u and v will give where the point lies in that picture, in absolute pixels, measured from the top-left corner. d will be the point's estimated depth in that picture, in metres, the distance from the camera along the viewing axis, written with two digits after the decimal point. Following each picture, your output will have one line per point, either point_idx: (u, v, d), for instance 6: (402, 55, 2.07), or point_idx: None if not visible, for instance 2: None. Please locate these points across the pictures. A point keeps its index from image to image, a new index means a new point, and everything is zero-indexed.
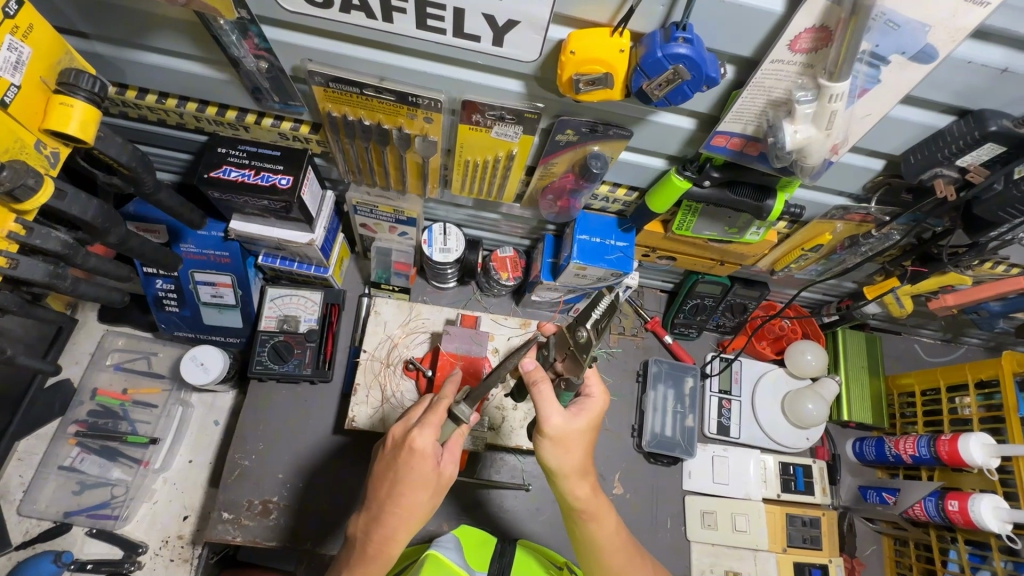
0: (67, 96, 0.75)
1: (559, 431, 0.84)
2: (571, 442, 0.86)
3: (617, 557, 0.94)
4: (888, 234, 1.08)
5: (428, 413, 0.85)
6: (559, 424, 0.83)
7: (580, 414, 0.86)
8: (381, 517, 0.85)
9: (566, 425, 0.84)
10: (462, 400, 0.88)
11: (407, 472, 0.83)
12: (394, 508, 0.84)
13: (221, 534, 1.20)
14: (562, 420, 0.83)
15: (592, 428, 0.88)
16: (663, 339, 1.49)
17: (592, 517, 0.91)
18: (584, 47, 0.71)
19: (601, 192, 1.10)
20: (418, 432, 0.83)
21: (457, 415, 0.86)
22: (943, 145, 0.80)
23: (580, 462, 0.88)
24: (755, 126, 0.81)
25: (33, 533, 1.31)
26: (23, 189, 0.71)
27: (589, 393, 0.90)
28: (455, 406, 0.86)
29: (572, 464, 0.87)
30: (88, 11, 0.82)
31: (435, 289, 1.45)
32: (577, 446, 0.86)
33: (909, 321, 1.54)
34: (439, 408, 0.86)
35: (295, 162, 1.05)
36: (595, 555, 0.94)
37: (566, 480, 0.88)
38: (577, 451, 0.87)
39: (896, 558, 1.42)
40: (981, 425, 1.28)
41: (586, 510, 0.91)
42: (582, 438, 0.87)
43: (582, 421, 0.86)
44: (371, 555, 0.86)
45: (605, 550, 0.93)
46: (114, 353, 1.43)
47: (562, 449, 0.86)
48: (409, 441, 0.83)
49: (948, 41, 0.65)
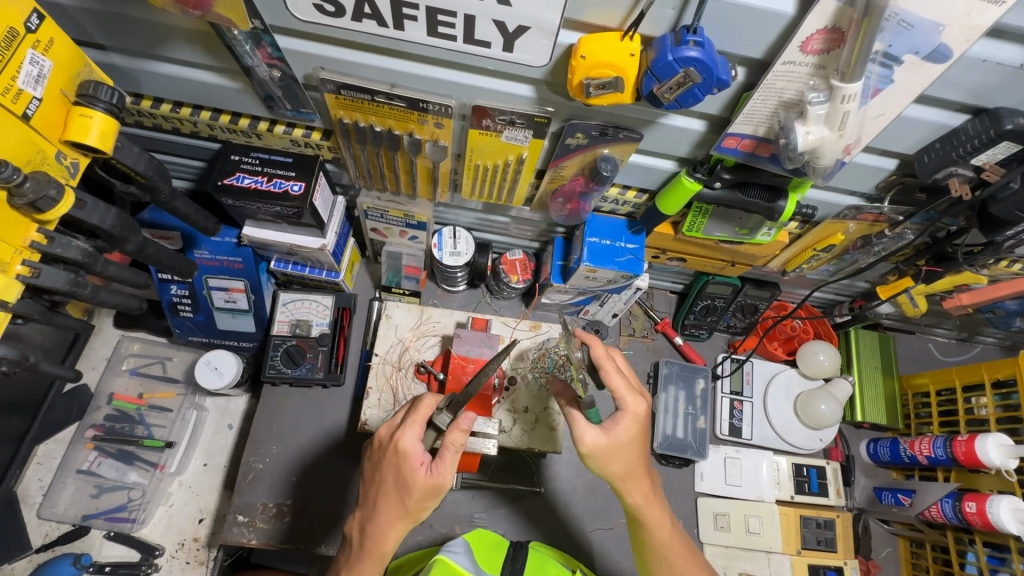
0: (86, 107, 0.76)
1: (596, 448, 0.86)
2: (624, 450, 0.88)
3: (679, 563, 0.94)
4: (901, 233, 1.07)
5: (412, 415, 0.88)
6: (592, 442, 0.86)
7: (618, 426, 0.87)
8: (374, 514, 0.88)
9: (604, 440, 0.86)
10: (445, 410, 0.89)
11: (394, 471, 0.86)
12: (385, 504, 0.88)
13: (237, 537, 1.21)
14: (597, 435, 0.86)
15: (637, 435, 0.89)
16: (674, 340, 1.48)
17: (651, 520, 0.93)
18: (594, 51, 0.71)
19: (611, 194, 1.10)
20: (401, 432, 0.86)
21: (439, 424, 0.87)
22: (958, 144, 0.80)
23: (632, 468, 0.90)
24: (767, 127, 0.81)
25: (52, 536, 1.33)
26: (46, 199, 0.73)
27: (624, 404, 0.88)
28: (437, 414, 0.87)
29: (625, 471, 0.89)
30: (106, 23, 0.84)
31: (445, 293, 1.46)
32: (625, 453, 0.88)
33: (923, 320, 1.53)
34: (424, 410, 0.89)
35: (307, 168, 1.06)
36: (661, 563, 0.94)
37: (624, 484, 0.90)
38: (629, 454, 0.89)
39: (912, 560, 1.40)
40: (998, 426, 1.27)
41: (643, 514, 0.92)
42: (633, 445, 0.89)
43: (622, 433, 0.87)
44: (366, 552, 0.88)
45: (670, 552, 0.94)
46: (130, 358, 1.45)
47: (612, 459, 0.88)
48: (395, 440, 0.86)
49: (962, 40, 0.64)
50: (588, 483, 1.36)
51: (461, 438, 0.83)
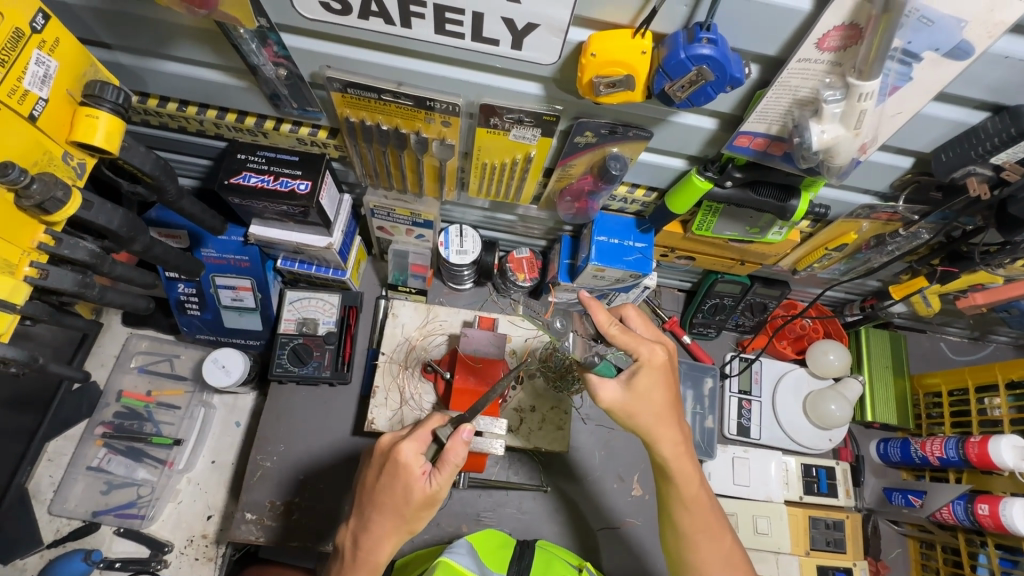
0: (92, 107, 0.75)
1: (617, 404, 0.87)
2: (648, 400, 0.88)
3: (699, 516, 0.93)
4: (916, 232, 1.05)
5: (416, 428, 0.89)
6: (610, 396, 0.87)
7: (637, 378, 0.87)
8: (368, 525, 0.88)
9: (625, 394, 0.87)
10: (449, 426, 0.90)
11: (390, 481, 0.86)
12: (379, 515, 0.87)
13: (245, 534, 1.22)
14: (616, 391, 0.87)
15: (661, 386, 0.88)
16: (682, 339, 1.46)
17: (677, 475, 0.91)
18: (605, 49, 0.70)
19: (620, 193, 1.09)
20: (403, 443, 0.86)
21: (441, 438, 0.88)
22: (977, 142, 0.78)
23: (662, 416, 0.88)
24: (780, 125, 0.79)
25: (63, 532, 1.34)
26: (53, 201, 0.72)
27: (641, 357, 0.88)
28: (440, 427, 0.89)
29: (653, 422, 0.88)
30: (112, 24, 0.84)
31: (452, 291, 1.45)
32: (650, 404, 0.88)
33: (935, 318, 1.51)
34: (427, 424, 0.90)
35: (313, 166, 1.06)
36: (687, 512, 0.93)
37: (654, 433, 0.89)
38: (658, 402, 0.88)
39: (922, 561, 1.40)
40: (1012, 427, 1.26)
41: (674, 466, 0.91)
42: (658, 396, 0.88)
43: (641, 386, 0.87)
44: (359, 563, 0.88)
45: (691, 505, 0.93)
46: (138, 356, 1.46)
47: (640, 415, 0.88)
48: (395, 451, 0.86)
49: (985, 37, 0.62)
50: (593, 482, 1.34)
51: (460, 451, 0.84)
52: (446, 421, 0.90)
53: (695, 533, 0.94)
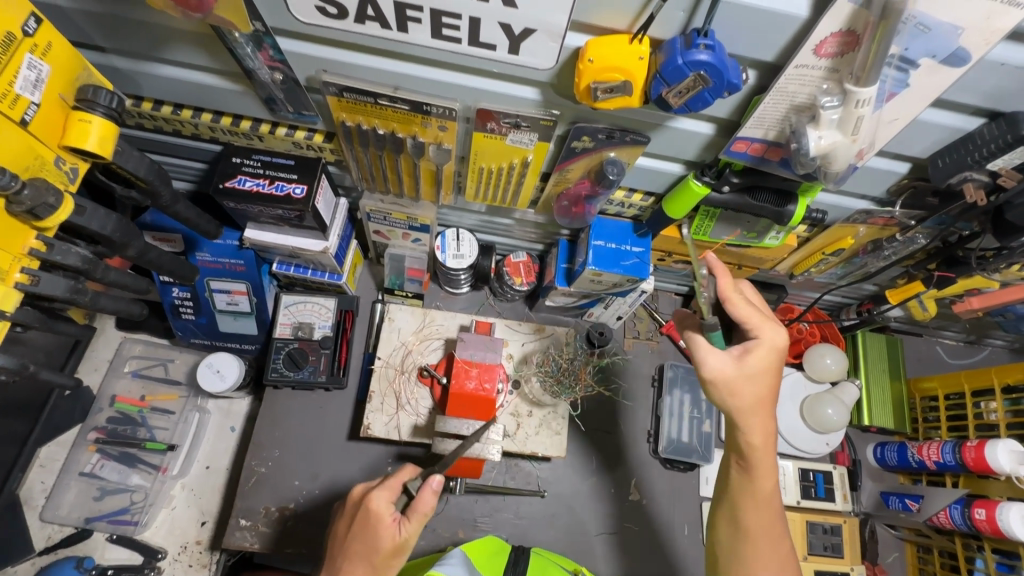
0: (85, 111, 0.74)
1: (720, 376, 0.84)
2: (748, 380, 0.84)
3: (761, 513, 0.90)
4: (912, 237, 1.05)
5: (386, 479, 0.90)
6: (718, 369, 0.83)
7: (746, 356, 0.83)
8: (338, 574, 0.86)
9: (732, 369, 0.83)
10: (419, 478, 0.92)
11: (361, 529, 0.86)
12: (349, 564, 0.85)
13: (239, 541, 1.21)
14: (726, 365, 0.83)
15: (769, 368, 0.84)
16: (679, 343, 1.45)
17: (755, 466, 0.89)
18: (602, 55, 0.69)
19: (617, 197, 1.09)
20: (374, 492, 0.87)
21: (411, 490, 0.89)
22: (973, 148, 0.78)
23: (759, 403, 0.85)
24: (777, 131, 0.79)
25: (55, 538, 1.33)
26: (45, 206, 0.72)
27: (757, 335, 0.84)
28: (410, 479, 0.90)
29: (748, 407, 0.85)
30: (106, 27, 0.83)
31: (448, 295, 1.44)
32: (749, 384, 0.84)
33: (932, 322, 1.51)
34: (398, 474, 0.91)
35: (309, 170, 1.05)
36: (741, 510, 0.91)
37: (744, 421, 0.85)
38: (756, 391, 0.84)
39: (920, 565, 1.39)
40: (1008, 431, 1.26)
41: (758, 456, 0.88)
42: (757, 382, 0.84)
43: (752, 363, 0.83)
44: None
45: (754, 508, 0.90)
46: (132, 360, 1.45)
47: (725, 396, 0.85)
48: (366, 500, 0.87)
49: (982, 43, 0.62)
50: (590, 487, 1.34)
51: (430, 501, 0.85)
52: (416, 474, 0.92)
53: (758, 530, 0.90)
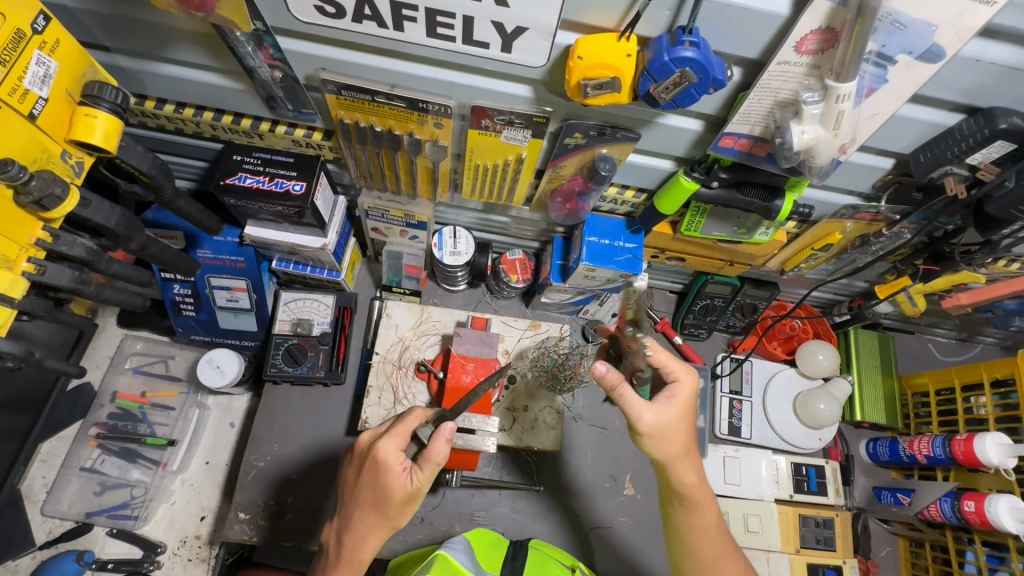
0: (91, 107, 0.77)
1: (655, 426, 0.86)
2: (672, 431, 0.88)
3: (713, 545, 0.93)
4: (898, 232, 1.07)
5: (395, 426, 0.89)
6: (651, 420, 0.86)
7: (670, 403, 0.88)
8: (350, 523, 0.90)
9: (661, 418, 0.87)
10: (429, 423, 0.91)
11: (371, 478, 0.87)
12: (362, 511, 0.89)
13: (239, 534, 1.23)
14: (653, 417, 0.86)
15: (689, 409, 0.90)
16: (674, 339, 1.48)
17: (697, 502, 0.92)
18: (592, 52, 0.72)
19: (610, 194, 1.11)
20: (383, 441, 0.87)
21: (422, 437, 0.89)
22: (954, 143, 0.80)
23: (686, 451, 0.90)
24: (763, 126, 0.81)
25: (56, 533, 1.34)
26: (52, 197, 0.74)
27: (674, 377, 0.90)
28: (420, 426, 0.90)
29: (678, 454, 0.89)
30: (111, 26, 0.86)
31: (446, 292, 1.47)
32: (676, 433, 0.88)
33: (922, 320, 1.53)
34: (408, 420, 0.90)
35: (308, 168, 1.07)
36: (692, 537, 0.94)
37: (676, 467, 0.90)
38: (678, 440, 0.89)
39: (912, 560, 1.41)
40: (997, 425, 1.28)
41: (694, 495, 0.92)
42: (680, 429, 0.89)
43: (674, 407, 0.88)
44: (344, 561, 0.89)
45: (701, 538, 0.93)
46: (133, 357, 1.47)
47: (663, 443, 0.88)
48: (375, 449, 0.87)
49: (955, 40, 0.65)
50: (586, 482, 1.35)
51: (443, 448, 0.85)
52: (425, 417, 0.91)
53: (712, 560, 0.93)
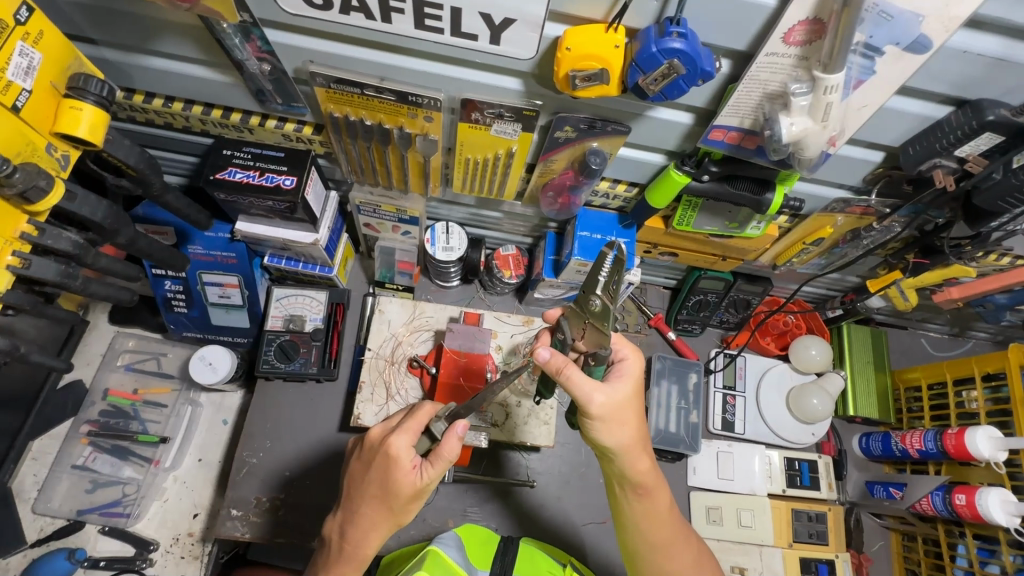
0: (76, 99, 0.76)
1: (605, 410, 0.80)
2: (620, 415, 0.82)
3: (665, 530, 0.91)
4: (889, 226, 1.07)
5: (407, 420, 0.86)
6: (603, 402, 0.80)
7: (621, 380, 0.83)
8: (355, 518, 0.89)
9: (612, 400, 0.81)
10: (442, 417, 0.87)
11: (380, 474, 0.85)
12: (368, 507, 0.87)
13: (230, 531, 1.22)
14: (605, 398, 0.80)
15: (638, 387, 0.85)
16: (667, 335, 1.48)
17: (649, 489, 0.88)
18: (580, 43, 0.72)
19: (601, 188, 1.11)
20: (394, 437, 0.84)
21: (434, 433, 0.86)
22: (942, 135, 0.80)
23: (637, 436, 0.85)
24: (752, 119, 0.81)
25: (47, 531, 1.34)
26: (36, 190, 0.73)
27: (622, 356, 0.86)
28: (434, 421, 0.86)
29: (628, 440, 0.84)
30: (98, 19, 0.85)
31: (439, 289, 1.46)
32: (627, 417, 0.83)
33: (915, 315, 1.54)
34: (420, 414, 0.87)
35: (299, 162, 1.07)
36: (644, 524, 0.91)
37: (627, 455, 0.85)
38: (630, 423, 0.84)
39: (904, 554, 1.41)
40: (988, 419, 1.28)
41: (645, 482, 0.87)
42: (629, 409, 0.83)
43: (626, 385, 0.83)
44: (346, 555, 0.89)
45: (654, 524, 0.90)
46: (125, 354, 1.46)
47: (614, 427, 0.82)
48: (386, 444, 0.84)
49: (942, 30, 0.65)
50: (579, 477, 1.36)
51: (454, 447, 0.83)
52: (438, 411, 0.88)
53: (665, 545, 0.92)
